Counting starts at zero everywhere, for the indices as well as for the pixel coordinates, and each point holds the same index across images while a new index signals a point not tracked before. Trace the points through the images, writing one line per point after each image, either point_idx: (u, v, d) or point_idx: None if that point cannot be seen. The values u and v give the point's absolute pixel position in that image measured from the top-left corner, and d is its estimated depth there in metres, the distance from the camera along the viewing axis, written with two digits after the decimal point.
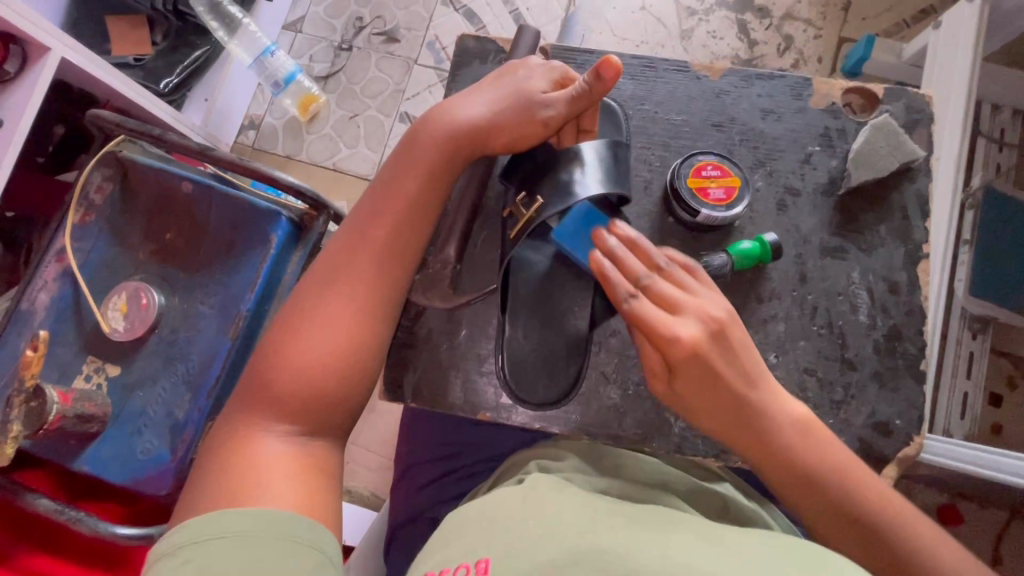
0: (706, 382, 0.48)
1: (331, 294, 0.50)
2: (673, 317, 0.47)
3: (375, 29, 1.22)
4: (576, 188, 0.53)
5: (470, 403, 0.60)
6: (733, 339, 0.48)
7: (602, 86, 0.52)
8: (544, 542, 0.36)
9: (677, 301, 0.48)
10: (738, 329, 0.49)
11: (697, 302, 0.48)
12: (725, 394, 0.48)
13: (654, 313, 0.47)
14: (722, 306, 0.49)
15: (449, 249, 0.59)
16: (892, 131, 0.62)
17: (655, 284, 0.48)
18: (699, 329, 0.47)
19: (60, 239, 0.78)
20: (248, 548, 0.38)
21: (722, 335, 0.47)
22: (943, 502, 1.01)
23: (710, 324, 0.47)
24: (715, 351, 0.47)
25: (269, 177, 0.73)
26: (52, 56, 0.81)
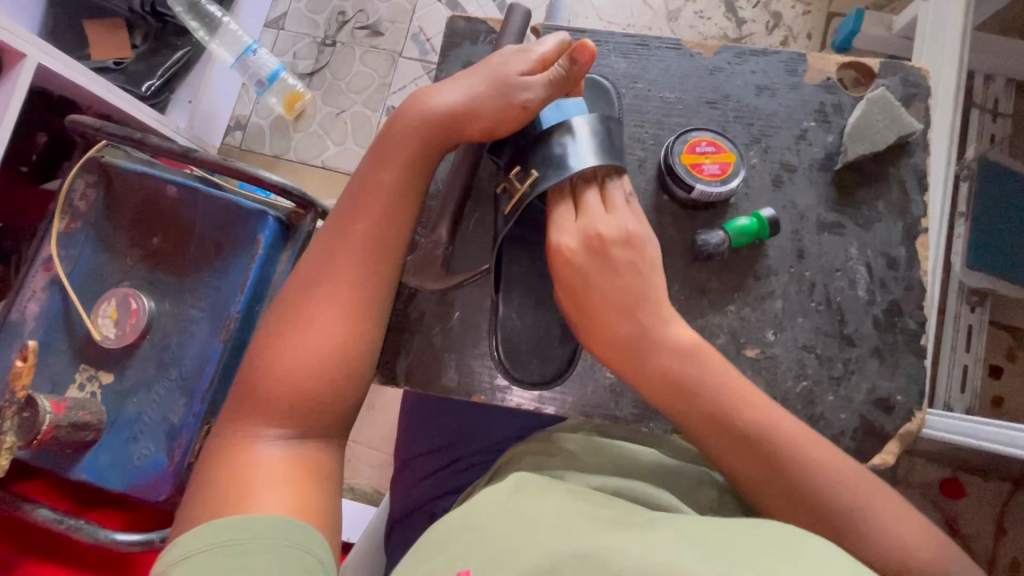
0: (589, 292, 0.50)
1: (315, 298, 0.49)
2: (567, 225, 0.51)
3: (358, 23, 1.21)
4: (570, 162, 0.52)
5: (465, 385, 0.60)
6: (623, 258, 0.50)
7: (578, 69, 0.53)
8: (522, 553, 0.35)
9: (581, 214, 0.52)
10: (649, 256, 0.51)
11: (600, 220, 0.51)
12: (615, 304, 0.50)
13: (558, 214, 0.52)
14: (623, 229, 0.51)
15: (441, 230, 0.58)
16: (888, 103, 0.61)
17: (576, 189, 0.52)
18: (584, 241, 0.50)
19: (47, 248, 0.78)
20: (233, 559, 0.38)
21: (611, 251, 0.50)
22: (945, 476, 1.00)
23: (597, 238, 0.50)
24: (596, 266, 0.50)
25: (255, 177, 0.73)
26: (29, 62, 0.80)
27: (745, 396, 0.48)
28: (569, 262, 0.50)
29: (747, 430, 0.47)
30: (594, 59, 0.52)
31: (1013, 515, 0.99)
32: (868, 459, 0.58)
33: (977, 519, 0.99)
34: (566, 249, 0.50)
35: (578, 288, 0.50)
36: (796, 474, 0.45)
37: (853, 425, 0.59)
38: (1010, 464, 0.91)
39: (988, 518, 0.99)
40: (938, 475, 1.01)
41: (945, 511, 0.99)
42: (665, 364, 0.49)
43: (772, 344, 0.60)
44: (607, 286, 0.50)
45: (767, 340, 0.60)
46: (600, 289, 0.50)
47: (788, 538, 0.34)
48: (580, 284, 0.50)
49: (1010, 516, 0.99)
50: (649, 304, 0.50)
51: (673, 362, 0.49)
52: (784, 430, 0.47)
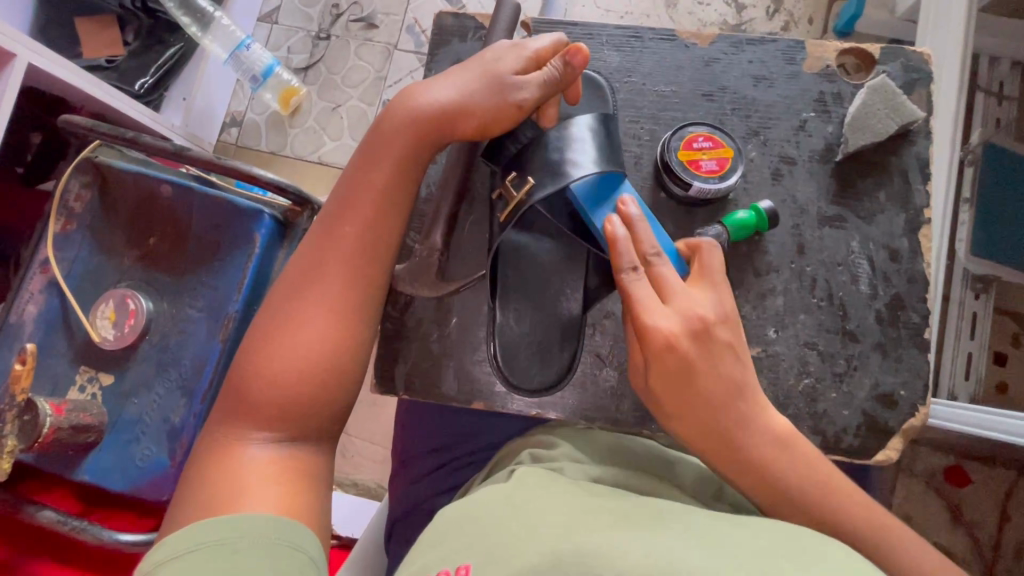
0: (683, 382, 0.46)
1: (304, 300, 0.49)
2: (663, 306, 0.46)
3: (352, 15, 1.20)
4: (570, 170, 0.51)
5: (465, 391, 0.60)
6: (724, 338, 0.47)
7: (571, 72, 0.51)
8: (516, 551, 0.35)
9: (673, 293, 0.47)
10: (740, 334, 0.48)
11: (693, 299, 0.47)
12: (712, 394, 0.46)
13: (646, 295, 0.46)
14: (718, 309, 0.47)
15: (435, 236, 0.56)
16: (890, 92, 0.59)
17: (658, 265, 0.47)
18: (686, 325, 0.46)
19: (43, 250, 0.77)
20: (219, 558, 0.38)
21: (713, 334, 0.46)
22: (949, 463, 1.00)
23: (698, 322, 0.46)
24: (700, 352, 0.46)
25: (248, 174, 0.72)
26: (19, 62, 0.79)
27: (822, 474, 0.47)
28: (672, 350, 0.45)
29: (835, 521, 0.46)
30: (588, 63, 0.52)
31: (1018, 500, 0.98)
32: (870, 455, 0.58)
33: (980, 505, 0.99)
34: (666, 334, 0.45)
35: (679, 375, 0.46)
36: (824, 507, 0.46)
37: (854, 422, 0.58)
38: (1015, 451, 0.91)
39: (993, 504, 0.99)
40: (942, 463, 1.00)
41: (948, 498, 0.99)
42: (762, 459, 0.47)
43: (774, 341, 0.59)
44: (708, 375, 0.46)
45: (767, 338, 0.59)
46: (703, 378, 0.46)
47: (794, 546, 0.34)
48: (682, 371, 0.46)
49: (1014, 501, 0.98)
50: (744, 391, 0.47)
51: (771, 455, 0.47)
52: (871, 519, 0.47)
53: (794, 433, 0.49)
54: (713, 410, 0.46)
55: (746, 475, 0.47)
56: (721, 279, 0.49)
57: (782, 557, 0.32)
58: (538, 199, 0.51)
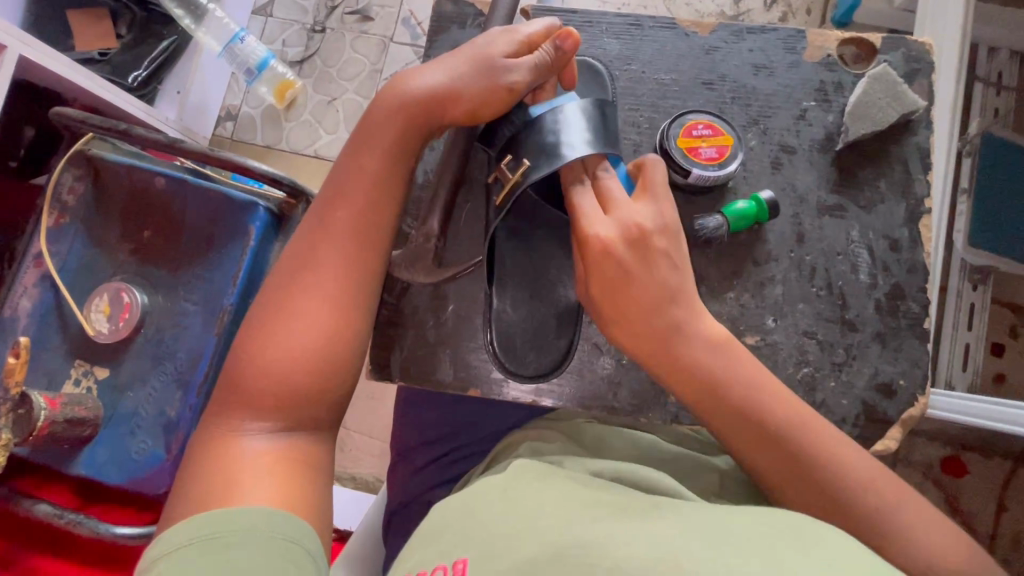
0: (616, 283, 0.47)
1: (298, 289, 0.48)
2: (601, 216, 0.48)
3: (347, 8, 1.19)
4: (563, 151, 0.49)
5: (461, 378, 0.60)
6: (664, 248, 0.47)
7: (562, 57, 0.52)
8: (519, 544, 0.35)
9: (612, 205, 0.48)
10: (682, 248, 0.49)
11: (631, 210, 0.48)
12: (646, 297, 0.47)
13: (586, 205, 0.48)
14: (656, 218, 0.48)
15: (432, 221, 0.57)
16: (891, 80, 0.59)
17: (600, 180, 0.49)
18: (623, 233, 0.47)
19: (37, 244, 0.77)
20: (215, 552, 0.38)
21: (651, 242, 0.47)
22: (946, 454, 1.00)
23: (636, 230, 0.47)
24: (635, 257, 0.47)
25: (244, 167, 0.71)
26: (9, 54, 0.78)
27: (761, 382, 0.46)
28: (609, 256, 0.46)
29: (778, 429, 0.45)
30: (579, 46, 0.53)
31: (1015, 492, 0.99)
32: (869, 445, 0.58)
33: (978, 496, 0.99)
34: (601, 240, 0.47)
35: (617, 285, 0.47)
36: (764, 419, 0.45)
37: (853, 411, 0.58)
38: (1012, 442, 0.91)
39: (991, 495, 0.99)
40: (939, 455, 1.00)
41: (946, 489, 0.99)
42: (699, 364, 0.47)
43: (772, 330, 0.59)
44: (643, 279, 0.47)
45: (766, 327, 0.59)
46: (638, 282, 0.47)
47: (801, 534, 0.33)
48: (615, 274, 0.47)
49: (1011, 492, 0.99)
50: (678, 293, 0.47)
51: (708, 362, 0.47)
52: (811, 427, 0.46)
53: (734, 342, 0.48)
54: (648, 315, 0.47)
55: (751, 453, 0.46)
56: (663, 193, 0.49)
57: (785, 545, 0.32)
58: (534, 180, 0.50)
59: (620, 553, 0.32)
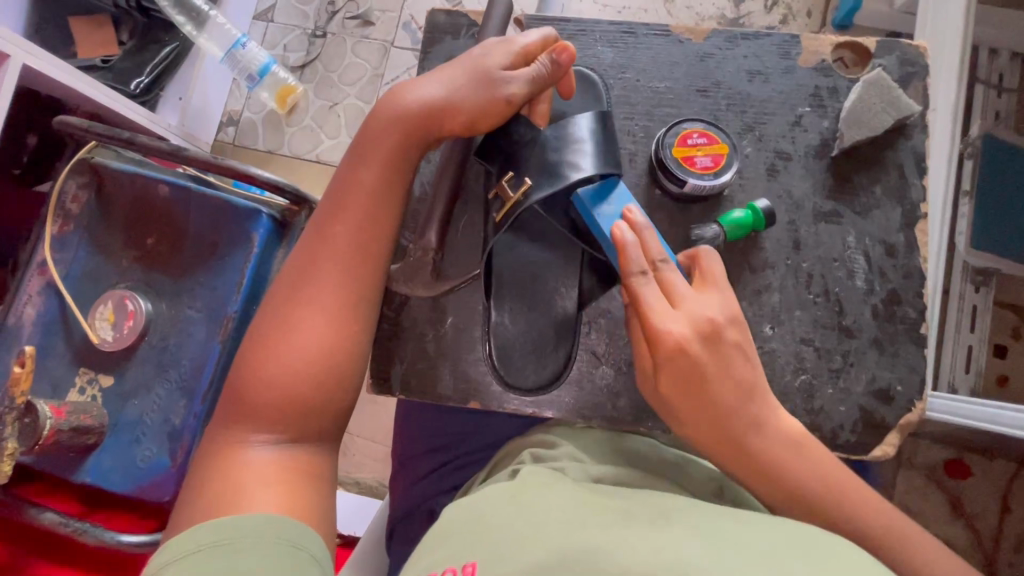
0: (690, 382, 0.46)
1: (299, 301, 0.49)
2: (670, 309, 0.45)
3: (348, 13, 1.19)
4: (569, 171, 0.50)
5: (462, 391, 0.60)
6: (733, 341, 0.47)
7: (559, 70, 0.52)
8: (523, 548, 0.35)
9: (680, 296, 0.46)
10: (751, 339, 0.48)
11: (700, 303, 0.46)
12: (722, 399, 0.46)
13: (654, 298, 0.45)
14: (726, 311, 0.47)
15: (430, 236, 0.55)
16: (886, 85, 0.59)
17: (664, 270, 0.47)
18: (695, 328, 0.46)
19: (41, 252, 0.77)
20: (223, 556, 0.38)
21: (722, 336, 0.46)
22: (949, 457, 1.00)
23: (707, 324, 0.46)
24: (709, 355, 0.46)
25: (246, 174, 0.71)
26: (13, 63, 0.79)
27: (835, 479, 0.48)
28: (683, 353, 0.45)
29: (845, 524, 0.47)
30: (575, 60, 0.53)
31: (1018, 494, 0.98)
32: (868, 451, 0.58)
33: (981, 499, 0.99)
34: (676, 338, 0.45)
35: (690, 379, 0.46)
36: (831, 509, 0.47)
37: (852, 418, 0.58)
38: (1015, 444, 0.91)
39: (994, 498, 0.99)
40: (942, 457, 1.00)
41: (950, 492, 0.99)
42: (773, 458, 0.47)
43: (770, 338, 0.59)
44: (720, 378, 0.46)
45: (764, 334, 0.59)
46: (713, 381, 0.46)
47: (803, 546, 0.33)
48: (692, 374, 0.45)
49: (1015, 494, 0.99)
50: (752, 390, 0.47)
51: (783, 456, 0.47)
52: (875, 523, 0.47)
53: (808, 438, 0.49)
54: (718, 410, 0.46)
55: (764, 485, 0.48)
56: (726, 284, 0.49)
57: (783, 552, 0.32)
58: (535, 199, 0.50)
59: (633, 559, 0.33)
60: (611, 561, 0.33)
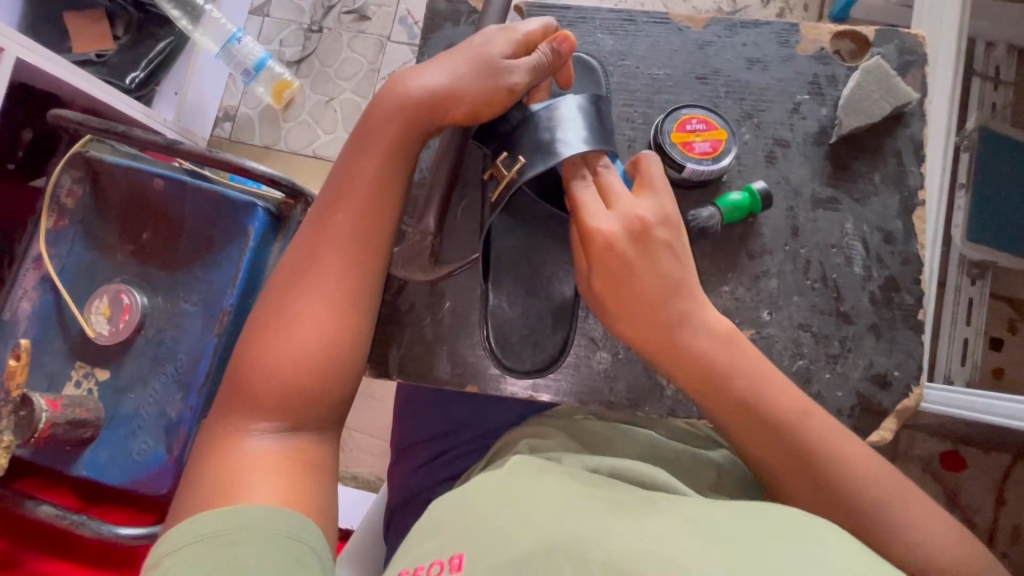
0: (620, 276, 0.47)
1: (301, 291, 0.49)
2: (603, 210, 0.48)
3: (345, 8, 1.19)
4: (559, 148, 0.49)
5: (459, 374, 0.60)
6: (664, 240, 0.48)
7: (559, 60, 0.53)
8: (512, 540, 0.35)
9: (614, 199, 0.49)
10: (684, 239, 0.49)
11: (634, 204, 0.49)
12: (651, 293, 0.47)
13: (589, 199, 0.48)
14: (660, 211, 0.48)
15: (428, 220, 0.57)
16: (884, 73, 0.59)
17: (602, 175, 0.50)
18: (626, 227, 0.47)
19: (36, 246, 0.77)
20: (223, 548, 0.38)
21: (652, 235, 0.48)
22: (946, 448, 1.01)
23: (638, 223, 0.48)
24: (637, 251, 0.47)
25: (240, 167, 0.71)
26: (6, 58, 0.78)
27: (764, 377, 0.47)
28: (610, 249, 0.47)
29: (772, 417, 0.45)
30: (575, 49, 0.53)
31: (1014, 485, 0.99)
32: (865, 436, 0.58)
33: (978, 489, 0.99)
34: (606, 233, 0.47)
35: (619, 277, 0.47)
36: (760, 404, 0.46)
37: (849, 403, 0.58)
38: (1010, 435, 0.91)
39: (989, 489, 0.99)
40: (938, 449, 1.01)
41: (946, 483, 1.00)
42: (699, 351, 0.47)
43: (768, 323, 0.59)
44: (647, 273, 0.47)
45: (762, 320, 0.59)
46: (641, 277, 0.47)
47: (801, 531, 0.33)
48: (619, 269, 0.47)
49: (1010, 486, 0.99)
50: (680, 286, 0.47)
51: (710, 351, 0.47)
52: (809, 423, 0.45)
53: (739, 337, 0.48)
54: (646, 303, 0.47)
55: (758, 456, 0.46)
56: (663, 187, 0.49)
57: (774, 538, 0.33)
58: (528, 178, 0.50)
59: (616, 549, 0.33)
60: (608, 547, 0.33)
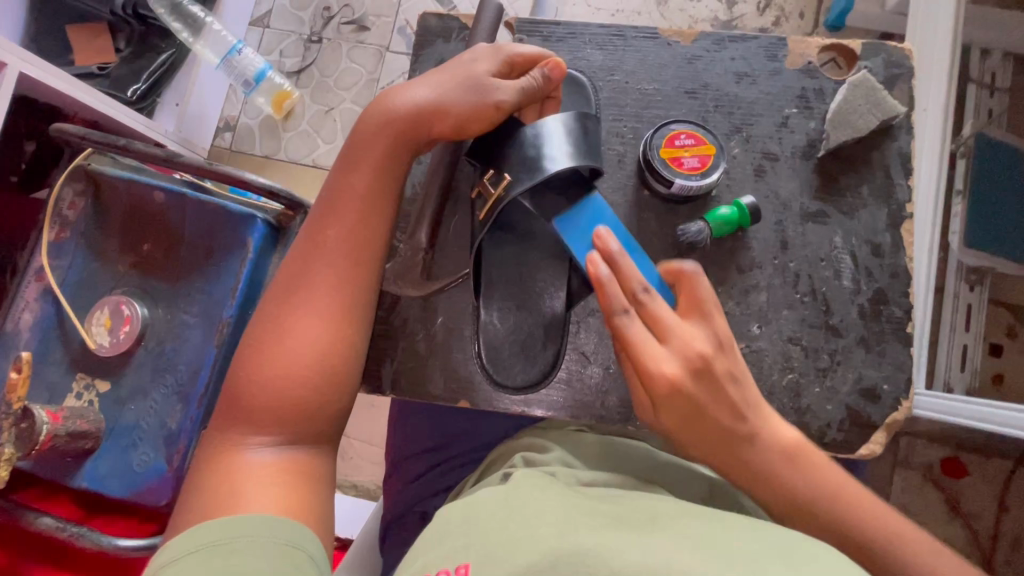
0: (687, 413, 0.47)
1: (295, 304, 0.49)
2: (660, 349, 0.46)
3: (343, 18, 1.20)
4: (545, 164, 0.51)
5: (452, 391, 0.60)
6: (723, 371, 0.47)
7: (551, 85, 0.54)
8: (510, 552, 0.35)
9: (667, 331, 0.46)
10: (740, 362, 0.49)
11: (687, 335, 0.47)
12: (715, 424, 0.47)
13: (641, 336, 0.46)
14: (714, 342, 0.47)
15: (420, 235, 0.58)
16: (871, 87, 0.60)
17: (650, 302, 0.47)
18: (686, 365, 0.46)
19: (38, 258, 0.78)
20: (219, 557, 0.39)
21: (712, 368, 0.46)
22: (946, 455, 1.00)
23: (697, 360, 0.46)
24: (703, 388, 0.46)
25: (241, 180, 0.72)
26: (9, 72, 0.79)
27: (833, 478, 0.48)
28: (676, 393, 0.46)
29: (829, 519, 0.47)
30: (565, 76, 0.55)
31: (1015, 493, 0.98)
32: (855, 450, 0.58)
33: (977, 498, 0.99)
34: (667, 377, 0.45)
35: (688, 416, 0.47)
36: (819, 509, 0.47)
37: (839, 416, 0.58)
38: (1009, 443, 0.91)
39: (990, 497, 0.99)
40: (939, 456, 1.01)
41: (946, 490, 0.99)
42: (755, 460, 0.48)
43: (758, 337, 0.59)
44: (713, 406, 0.47)
45: (751, 334, 0.59)
46: (709, 413, 0.47)
47: (791, 554, 0.33)
48: (688, 407, 0.46)
49: (1011, 493, 0.99)
50: (743, 409, 0.48)
51: (770, 464, 0.48)
52: (869, 521, 0.47)
53: (798, 445, 0.49)
54: (708, 429, 0.47)
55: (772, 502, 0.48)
56: (711, 305, 0.48)
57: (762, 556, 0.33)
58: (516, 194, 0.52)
59: (623, 560, 0.33)
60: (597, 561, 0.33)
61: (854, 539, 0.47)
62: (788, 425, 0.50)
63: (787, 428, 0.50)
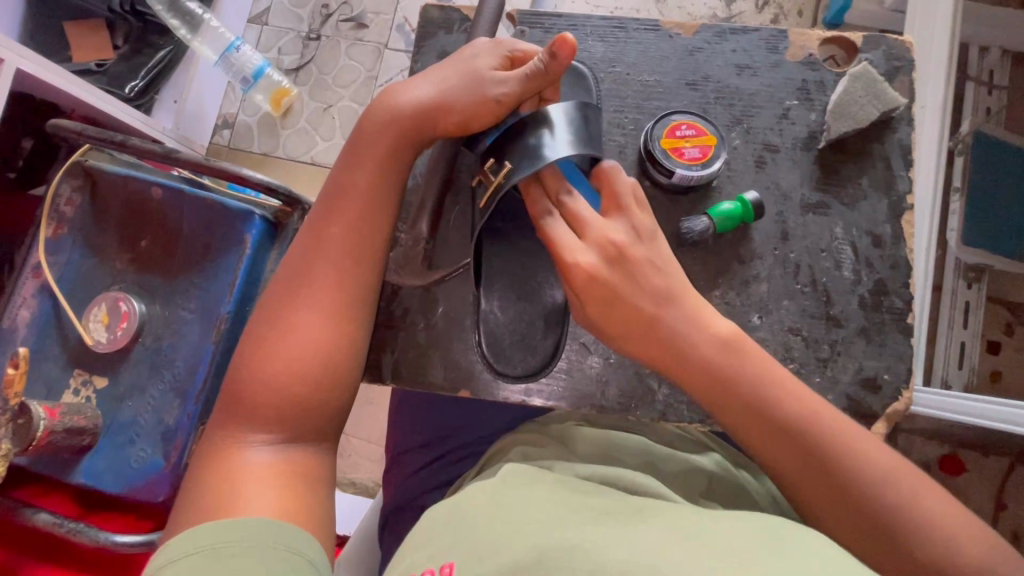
0: (611, 303, 0.48)
1: (295, 303, 0.49)
2: (580, 243, 0.48)
3: (342, 16, 1.20)
4: (544, 152, 0.50)
5: (452, 380, 0.60)
6: (641, 258, 0.48)
7: (557, 65, 0.49)
8: (504, 547, 0.35)
9: (588, 228, 0.49)
10: (663, 251, 0.49)
11: (606, 228, 0.49)
12: (639, 314, 0.48)
13: (561, 233, 0.48)
14: (631, 231, 0.49)
15: (421, 225, 0.58)
16: (871, 78, 0.60)
17: (570, 200, 0.50)
18: (604, 256, 0.48)
19: (35, 254, 0.78)
20: (215, 561, 0.38)
21: (629, 256, 0.48)
22: (944, 453, 1.01)
23: (613, 249, 0.48)
24: (621, 276, 0.48)
25: (240, 177, 0.72)
26: (7, 67, 0.79)
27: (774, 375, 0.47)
28: (594, 280, 0.47)
29: (771, 418, 0.46)
30: (575, 54, 0.49)
31: (1013, 490, 0.99)
32: None
33: (976, 494, 0.99)
34: (585, 268, 0.47)
35: (609, 303, 0.48)
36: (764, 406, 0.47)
37: (840, 406, 0.58)
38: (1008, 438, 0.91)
39: (988, 492, 0.99)
40: (936, 453, 1.01)
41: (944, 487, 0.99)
42: (691, 354, 0.47)
43: (758, 328, 0.59)
44: (635, 295, 0.48)
45: (752, 325, 0.59)
46: (628, 300, 0.48)
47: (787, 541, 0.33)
48: (609, 297, 0.48)
49: (1009, 492, 0.99)
50: (666, 297, 0.48)
51: (709, 356, 0.47)
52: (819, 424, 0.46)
53: (737, 336, 0.48)
54: (635, 319, 0.48)
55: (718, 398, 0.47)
56: (632, 200, 0.50)
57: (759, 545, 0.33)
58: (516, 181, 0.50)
59: (609, 557, 0.33)
60: (594, 553, 0.33)
61: (799, 436, 0.46)
62: (727, 320, 0.49)
63: (727, 322, 0.49)
